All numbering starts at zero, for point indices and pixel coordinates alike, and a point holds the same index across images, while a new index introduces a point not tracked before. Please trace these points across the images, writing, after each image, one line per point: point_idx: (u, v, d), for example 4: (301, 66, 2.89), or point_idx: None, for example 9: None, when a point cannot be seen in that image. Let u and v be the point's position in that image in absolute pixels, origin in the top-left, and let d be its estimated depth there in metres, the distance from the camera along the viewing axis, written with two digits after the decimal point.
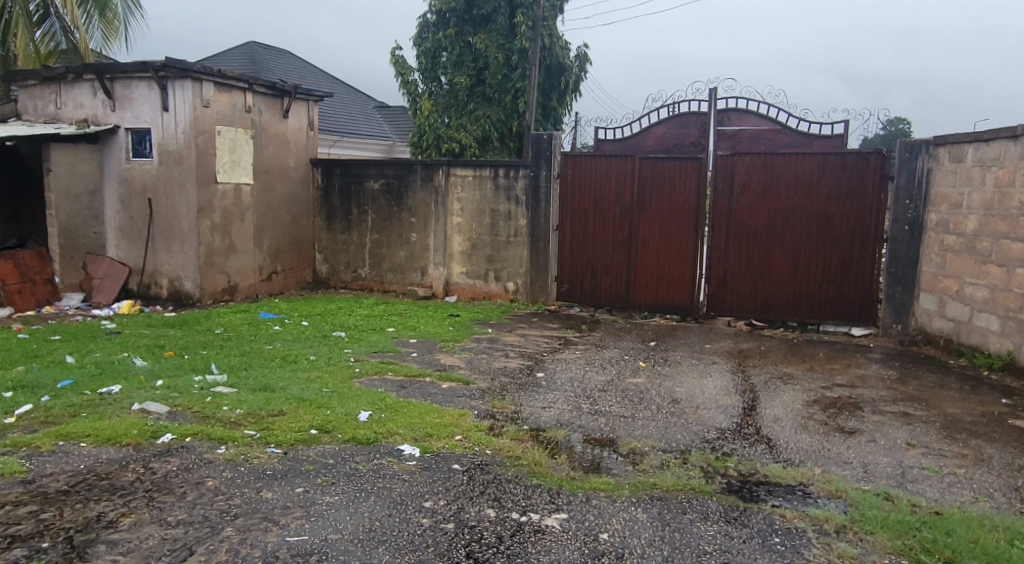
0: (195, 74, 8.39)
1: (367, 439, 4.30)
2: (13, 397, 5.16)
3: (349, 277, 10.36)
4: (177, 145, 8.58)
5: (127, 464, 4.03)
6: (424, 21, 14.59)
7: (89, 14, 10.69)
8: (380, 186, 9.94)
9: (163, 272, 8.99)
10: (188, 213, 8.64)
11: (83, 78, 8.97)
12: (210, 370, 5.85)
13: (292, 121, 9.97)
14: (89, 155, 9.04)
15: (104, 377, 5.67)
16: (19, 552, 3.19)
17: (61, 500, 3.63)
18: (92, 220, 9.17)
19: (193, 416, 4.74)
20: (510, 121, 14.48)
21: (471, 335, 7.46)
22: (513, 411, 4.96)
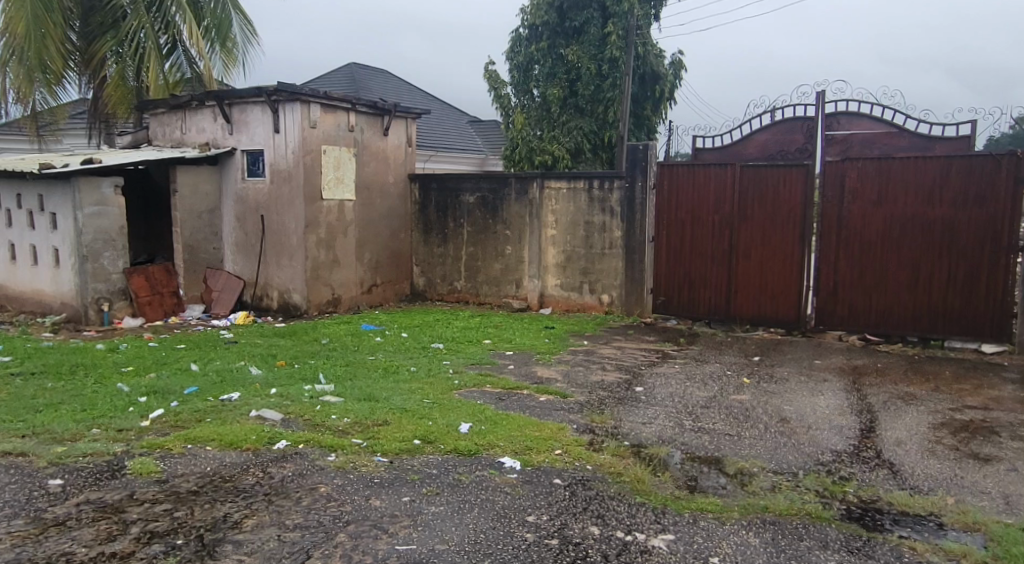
0: (304, 97, 8.81)
1: (468, 451, 4.39)
2: (147, 402, 5.56)
3: (445, 289, 10.57)
4: (287, 164, 9.03)
5: (247, 468, 4.27)
6: (517, 36, 14.80)
7: (211, 45, 11.50)
8: (476, 200, 10.11)
9: (274, 285, 9.45)
10: (297, 228, 9.07)
11: (205, 104, 9.60)
12: (319, 380, 6.09)
13: (391, 138, 10.30)
14: (209, 175, 9.65)
15: (224, 385, 6.02)
16: (157, 547, 3.42)
17: (191, 500, 3.88)
18: (211, 236, 9.77)
19: (305, 424, 4.96)
20: (603, 131, 14.46)
21: (567, 347, 7.47)
22: (613, 426, 4.92)
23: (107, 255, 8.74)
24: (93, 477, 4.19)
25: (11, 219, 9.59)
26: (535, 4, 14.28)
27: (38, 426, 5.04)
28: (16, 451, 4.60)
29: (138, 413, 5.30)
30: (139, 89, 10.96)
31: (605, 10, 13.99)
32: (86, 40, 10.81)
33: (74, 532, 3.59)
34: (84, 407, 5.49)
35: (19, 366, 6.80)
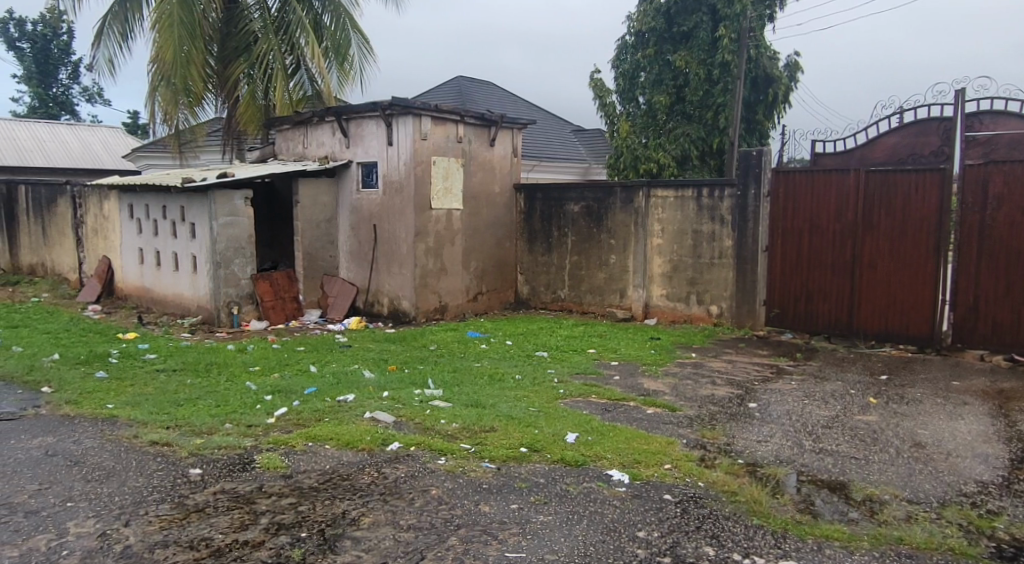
0: (416, 110, 9.10)
1: (576, 461, 4.38)
2: (272, 400, 5.89)
3: (549, 298, 10.61)
4: (399, 175, 9.33)
5: (364, 467, 4.43)
6: (624, 43, 14.72)
7: (331, 63, 12.09)
8: (581, 209, 10.10)
9: (385, 292, 9.78)
10: (407, 237, 9.36)
11: (325, 119, 10.07)
12: (428, 385, 6.24)
13: (498, 149, 10.46)
14: (327, 187, 10.12)
15: (341, 387, 6.28)
16: (284, 539, 3.61)
17: (313, 495, 4.07)
18: (329, 244, 10.23)
19: (415, 427, 5.09)
20: (712, 138, 14.11)
21: (675, 360, 7.32)
22: (726, 442, 4.78)
23: (237, 262, 9.33)
24: (227, 469, 4.49)
25: (155, 229, 10.42)
26: (642, 11, 14.15)
27: (179, 420, 5.45)
28: (162, 441, 4.99)
29: (264, 411, 5.62)
30: (267, 107, 11.64)
31: (716, 13, 13.63)
32: (221, 63, 11.60)
33: (211, 519, 3.85)
34: (217, 403, 5.87)
35: (162, 363, 7.37)
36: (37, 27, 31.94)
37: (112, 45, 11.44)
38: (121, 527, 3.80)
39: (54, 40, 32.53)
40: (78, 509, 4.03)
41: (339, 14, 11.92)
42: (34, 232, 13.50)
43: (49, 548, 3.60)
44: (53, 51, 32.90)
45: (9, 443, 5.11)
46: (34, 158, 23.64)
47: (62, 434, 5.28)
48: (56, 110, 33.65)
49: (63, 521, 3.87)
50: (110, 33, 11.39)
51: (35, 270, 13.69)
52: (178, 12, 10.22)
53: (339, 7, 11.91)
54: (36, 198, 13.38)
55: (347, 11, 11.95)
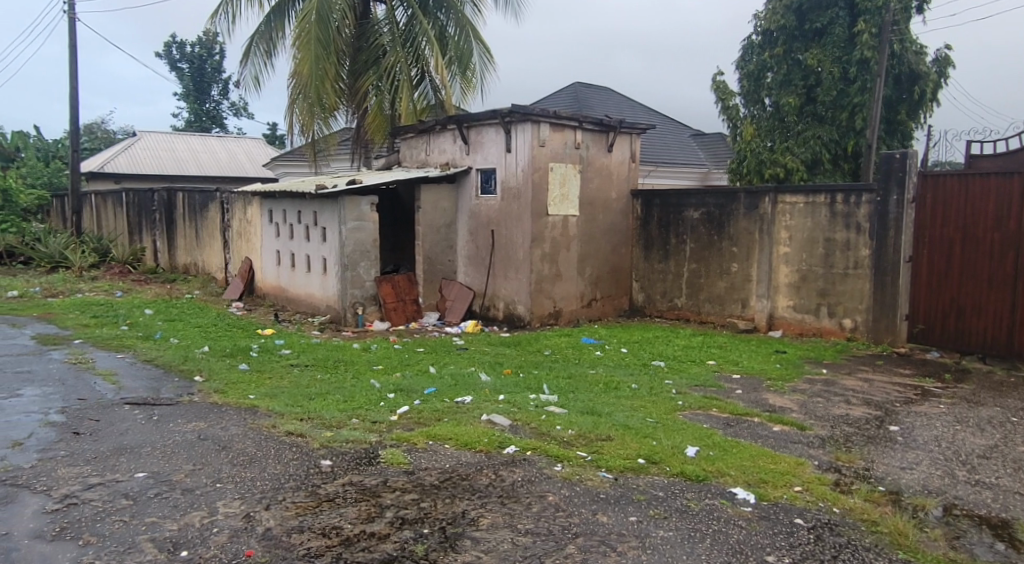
0: (534, 117, 9.13)
1: (697, 477, 4.22)
2: (394, 399, 6.07)
3: (665, 306, 10.37)
4: (517, 181, 9.40)
5: (481, 468, 4.47)
6: (749, 43, 14.28)
7: (453, 74, 12.37)
8: (701, 215, 9.82)
9: (501, 296, 9.87)
10: (524, 243, 9.41)
11: (446, 128, 10.31)
12: (543, 390, 6.22)
13: (616, 154, 10.33)
14: (447, 193, 10.35)
15: (459, 388, 6.38)
16: (407, 534, 3.69)
17: (434, 492, 4.15)
18: (448, 249, 10.46)
19: (531, 432, 5.09)
20: (846, 140, 13.35)
21: (804, 375, 6.95)
22: (863, 467, 4.48)
23: (363, 265, 9.73)
24: (354, 462, 4.66)
25: (291, 232, 11.02)
26: (771, 9, 13.64)
27: (311, 412, 5.72)
28: (296, 432, 5.26)
29: (388, 408, 5.82)
30: (393, 117, 12.07)
31: (853, 8, 12.93)
32: (353, 76, 12.12)
33: (341, 508, 4.01)
34: (344, 398, 6.12)
35: (295, 358, 7.77)
36: (195, 48, 34.86)
37: (259, 62, 12.24)
38: (263, 510, 4.04)
39: (209, 60, 35.39)
40: (226, 490, 4.32)
41: (463, 25, 12.17)
42: (187, 235, 14.65)
43: (201, 525, 3.87)
44: (207, 69, 35.74)
45: (166, 425, 5.56)
46: (189, 168, 25.70)
47: (210, 420, 5.67)
48: (209, 123, 36.44)
49: (213, 501, 4.16)
50: (257, 51, 12.19)
51: (188, 269, 14.85)
52: (315, 29, 10.81)
53: (463, 19, 12.15)
54: (190, 203, 14.52)
55: (471, 23, 12.18)
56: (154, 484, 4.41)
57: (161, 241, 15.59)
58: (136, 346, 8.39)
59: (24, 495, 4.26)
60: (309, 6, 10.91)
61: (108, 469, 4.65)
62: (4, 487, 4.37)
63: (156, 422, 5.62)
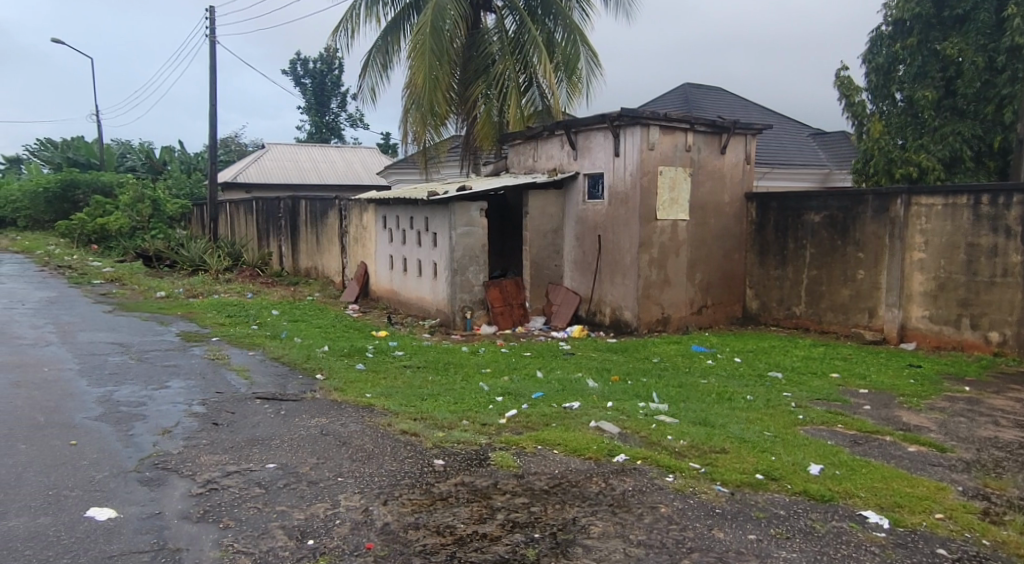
0: (644, 120, 9.00)
1: (822, 497, 4.03)
2: (503, 402, 6.17)
3: (782, 314, 9.98)
4: (625, 186, 9.30)
5: (591, 476, 4.46)
6: (878, 35, 13.47)
7: (561, 79, 12.40)
8: (823, 219, 9.41)
9: (607, 302, 9.79)
10: (632, 248, 9.29)
11: (554, 133, 10.33)
12: (653, 399, 6.11)
13: (729, 156, 10.02)
14: (555, 198, 10.38)
15: (566, 393, 6.39)
16: (519, 537, 3.72)
17: (544, 498, 4.18)
18: (555, 254, 10.50)
19: (641, 441, 5.01)
20: (991, 135, 12.44)
21: (941, 393, 6.48)
22: (1015, 496, 4.14)
23: (472, 270, 9.92)
24: (466, 463, 4.80)
25: (403, 237, 11.38)
26: None
27: (424, 412, 5.91)
28: (410, 431, 5.46)
29: (497, 411, 5.92)
30: (502, 124, 12.26)
31: None
32: (463, 85, 12.40)
33: (455, 508, 4.13)
34: (455, 400, 6.28)
35: (408, 360, 8.02)
36: (317, 64, 36.77)
37: (375, 74, 12.72)
38: (381, 505, 4.21)
39: (329, 74, 37.18)
40: (347, 484, 4.52)
41: (571, 30, 12.17)
42: (309, 241, 15.39)
43: (325, 516, 4.07)
44: (327, 83, 37.53)
45: (293, 420, 5.87)
46: (310, 177, 27.06)
47: (332, 416, 5.94)
48: (328, 134, 38.19)
49: (336, 494, 4.37)
50: (374, 64, 12.68)
51: (309, 273, 15.59)
52: (430, 40, 11.13)
53: (571, 24, 12.15)
54: (311, 211, 15.26)
55: (579, 27, 12.15)
56: (283, 475, 4.67)
57: (285, 247, 16.46)
58: (265, 344, 8.91)
59: (172, 478, 4.61)
60: (424, 18, 11.26)
61: (243, 458, 4.96)
62: (155, 470, 4.75)
63: (284, 417, 5.94)
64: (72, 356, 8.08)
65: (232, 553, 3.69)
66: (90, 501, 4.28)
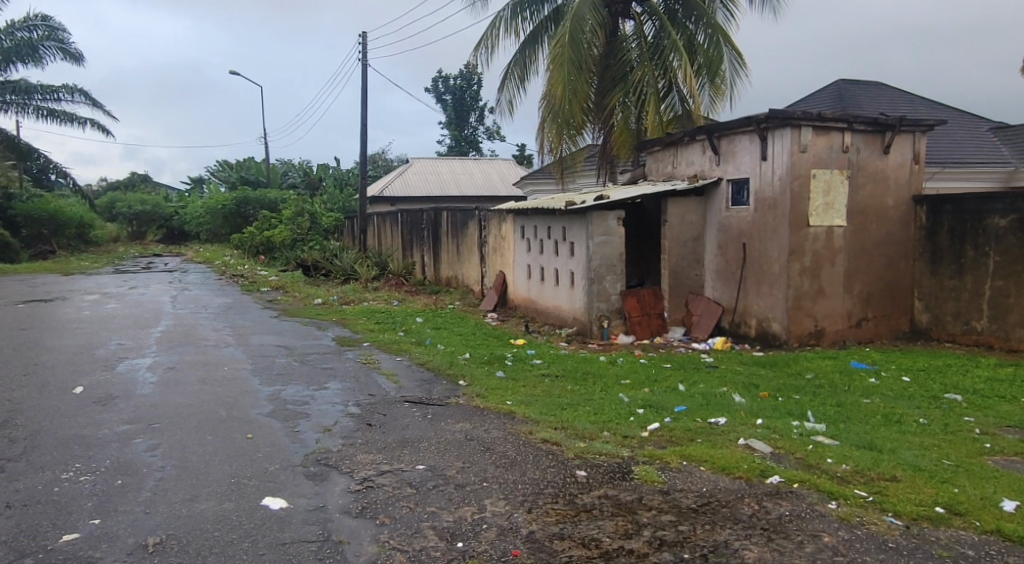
0: (795, 121, 8.53)
1: (1021, 538, 3.61)
2: (645, 414, 6.03)
3: (959, 329, 9.16)
4: (774, 191, 8.86)
5: (743, 497, 4.25)
6: None
7: (703, 82, 12.03)
8: (1009, 223, 8.53)
9: (753, 313, 9.34)
10: (781, 256, 8.83)
11: (696, 139, 10.03)
12: (809, 418, 5.74)
13: (894, 156, 9.30)
14: (696, 205, 10.07)
15: (711, 409, 6.14)
16: (668, 556, 3.61)
17: (693, 517, 4.03)
18: (695, 263, 10.18)
19: (797, 462, 4.72)
20: None
21: None
22: None
23: (609, 279, 9.83)
24: (609, 476, 4.72)
25: (541, 247, 11.45)
26: None
27: (564, 421, 5.88)
28: (552, 440, 5.45)
29: (638, 423, 5.80)
30: (639, 131, 12.08)
31: None
32: (601, 94, 12.33)
33: (599, 521, 4.06)
34: (595, 410, 6.20)
35: (546, 368, 8.03)
36: (457, 80, 38.01)
37: (513, 87, 12.91)
38: (526, 512, 4.22)
39: (469, 89, 38.31)
40: (492, 489, 4.58)
41: (713, 31, 11.78)
42: (449, 250, 15.85)
43: (473, 520, 4.13)
44: (467, 98, 38.67)
45: (440, 423, 6.02)
46: (451, 189, 27.95)
47: (476, 422, 6.04)
48: (467, 148, 39.37)
49: (482, 498, 4.43)
50: (512, 78, 12.87)
51: (450, 281, 16.04)
52: (569, 51, 11.14)
53: (714, 25, 11.76)
54: (452, 222, 15.70)
55: (722, 27, 11.74)
56: (432, 477, 4.79)
57: (428, 256, 17.04)
58: (411, 350, 9.24)
59: (333, 474, 4.86)
60: (562, 30, 11.29)
61: (395, 458, 5.15)
62: (318, 466, 5.02)
63: (431, 420, 6.10)
64: (245, 356, 8.76)
65: (390, 549, 3.81)
66: (265, 490, 4.59)
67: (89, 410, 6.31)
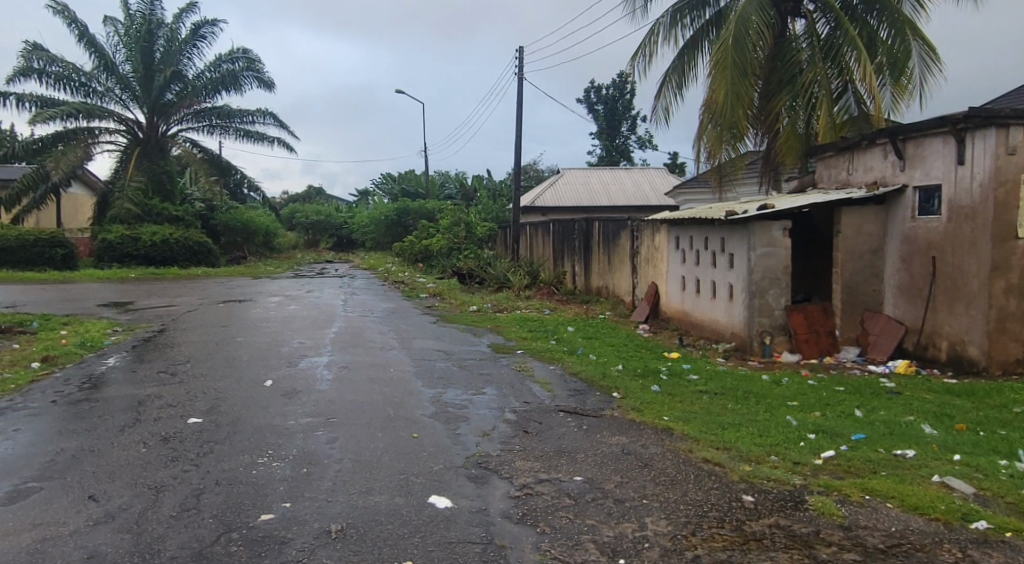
0: (1001, 120, 7.65)
1: None
2: (817, 440, 5.62)
3: None
4: (971, 200, 8.00)
5: (942, 542, 3.84)
6: None
7: (884, 81, 11.13)
8: None
9: (944, 335, 8.47)
10: (980, 272, 7.95)
11: (877, 142, 9.29)
12: (1019, 457, 5.08)
13: None
14: (875, 215, 9.32)
15: (896, 439, 5.60)
16: None
17: (881, 559, 3.68)
18: (873, 278, 9.40)
19: (1008, 508, 4.19)
20: None
21: None
22: None
23: (773, 293, 9.32)
24: (779, 504, 4.41)
25: (697, 258, 11.07)
26: None
27: (727, 442, 5.60)
28: (714, 460, 5.20)
29: (810, 449, 5.40)
30: (808, 135, 11.40)
31: None
32: (767, 97, 11.76)
33: (771, 552, 3.80)
34: (760, 432, 5.86)
35: (704, 384, 7.70)
36: (610, 90, 37.91)
37: (670, 94, 12.61)
38: (689, 535, 4.03)
39: (621, 99, 38.08)
40: (652, 507, 4.42)
41: (899, 25, 10.89)
42: (600, 260, 15.71)
43: (634, 537, 4.01)
44: (619, 108, 38.45)
45: (595, 435, 5.93)
46: (601, 199, 27.83)
47: (633, 436, 5.90)
48: (618, 157, 39.08)
49: (643, 516, 4.29)
50: (669, 85, 12.59)
51: (600, 291, 15.90)
52: (732, 54, 10.71)
53: (900, 17, 10.87)
54: (604, 231, 15.57)
55: (910, 20, 10.84)
56: (590, 489, 4.71)
57: (579, 266, 17.00)
58: (564, 359, 9.22)
59: (494, 478, 4.90)
60: (726, 33, 10.88)
61: (553, 467, 5.11)
62: (479, 469, 5.09)
63: (587, 432, 6.02)
64: (409, 359, 9.14)
65: (551, 558, 3.78)
66: (430, 489, 4.70)
67: (277, 402, 6.81)
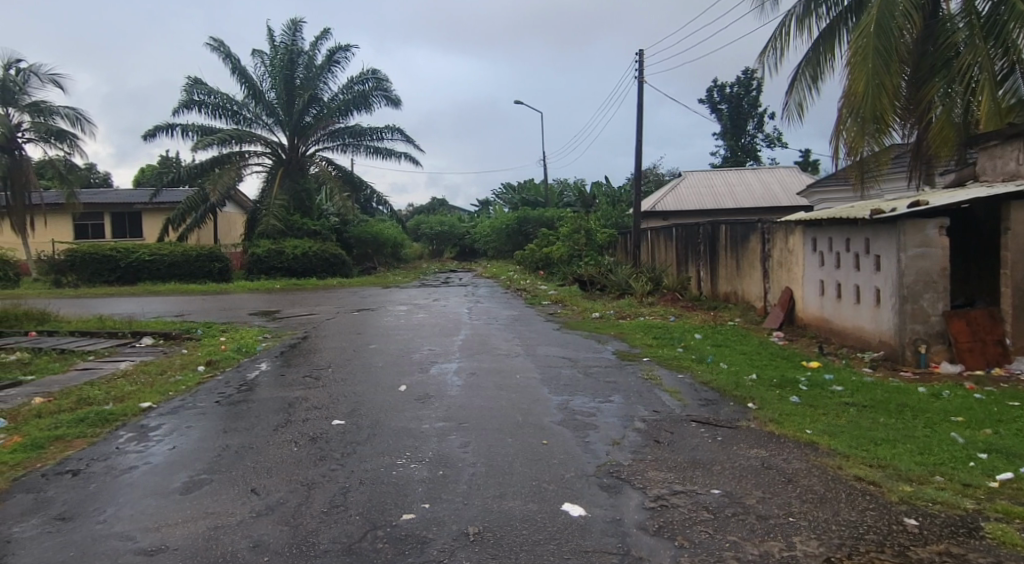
0: None
1: None
2: (991, 460, 5.08)
3: None
4: None
5: None
6: None
7: None
8: None
9: None
10: None
11: None
12: None
13: None
14: None
15: None
16: None
17: None
18: None
19: None
20: None
21: None
22: None
23: (928, 297, 8.59)
24: (949, 530, 4.02)
25: (838, 261, 10.40)
26: None
27: (882, 459, 5.16)
28: (868, 478, 4.81)
29: (982, 471, 4.88)
30: (967, 124, 10.43)
31: None
32: (916, 85, 10.90)
33: None
34: (920, 450, 5.37)
35: (851, 396, 7.18)
36: (735, 88, 36.61)
37: (803, 89, 11.96)
38: (844, 558, 3.75)
39: (747, 97, 36.69)
40: (800, 526, 4.13)
41: None
42: (728, 265, 15.10)
43: (783, 557, 3.77)
44: (745, 106, 37.04)
45: (731, 447, 5.64)
46: (726, 202, 26.85)
47: (773, 449, 5.57)
48: (745, 158, 37.68)
49: (789, 534, 4.03)
50: (803, 79, 11.95)
51: (728, 297, 15.28)
52: (876, 40, 10.03)
53: None
54: (732, 235, 14.96)
55: None
56: (730, 503, 4.48)
57: (704, 271, 16.43)
58: (694, 368, 8.90)
59: (626, 488, 4.76)
60: (867, 18, 10.22)
61: (688, 479, 4.90)
62: (611, 478, 4.96)
63: (722, 443, 5.74)
64: (535, 366, 9.13)
65: None
66: (563, 496, 4.63)
67: (412, 406, 6.96)
